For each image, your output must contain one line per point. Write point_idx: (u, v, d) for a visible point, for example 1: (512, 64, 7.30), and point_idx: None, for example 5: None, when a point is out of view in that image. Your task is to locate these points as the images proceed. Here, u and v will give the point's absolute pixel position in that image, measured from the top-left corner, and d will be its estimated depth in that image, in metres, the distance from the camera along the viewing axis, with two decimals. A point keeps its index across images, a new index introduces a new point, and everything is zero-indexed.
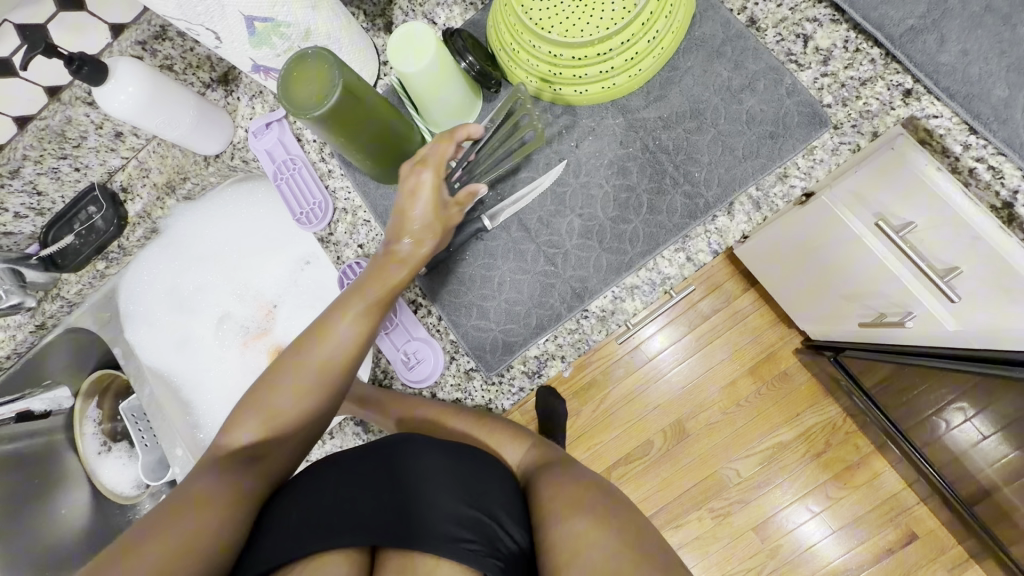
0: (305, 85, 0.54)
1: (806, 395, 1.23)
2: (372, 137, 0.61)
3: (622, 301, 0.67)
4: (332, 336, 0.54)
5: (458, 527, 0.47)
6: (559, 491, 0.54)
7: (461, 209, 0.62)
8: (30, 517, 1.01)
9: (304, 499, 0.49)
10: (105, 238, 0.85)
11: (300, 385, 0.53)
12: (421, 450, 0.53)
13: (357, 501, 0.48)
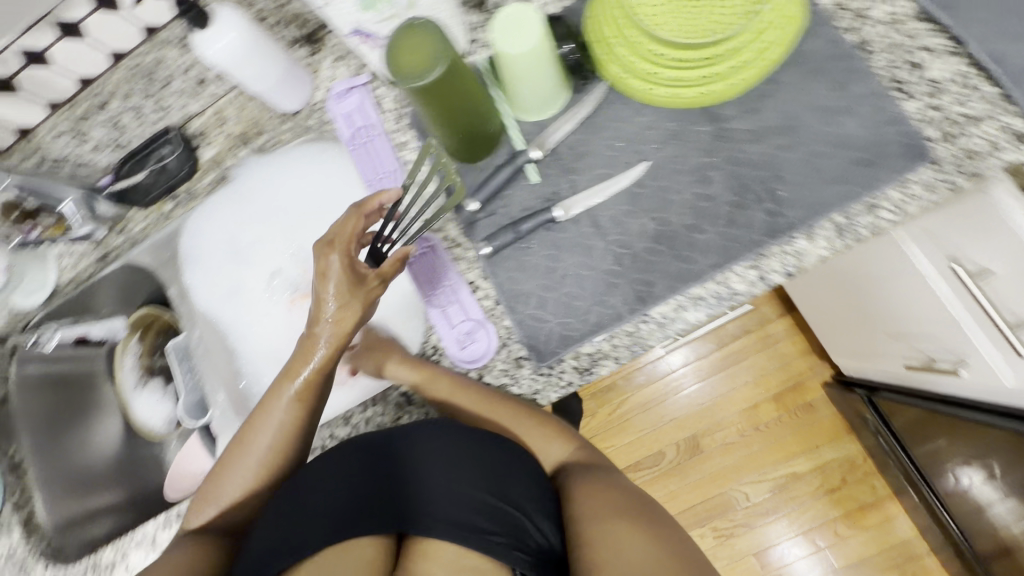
0: (408, 58, 0.57)
1: (826, 427, 1.55)
2: (466, 116, 0.64)
3: (685, 311, 0.65)
4: (267, 416, 0.67)
5: (479, 519, 0.54)
6: (597, 498, 0.60)
7: (386, 279, 0.65)
8: (68, 439, 1.04)
9: (348, 485, 0.59)
10: (176, 180, 0.87)
11: (253, 459, 0.67)
12: (442, 448, 0.61)
13: (389, 493, 0.57)
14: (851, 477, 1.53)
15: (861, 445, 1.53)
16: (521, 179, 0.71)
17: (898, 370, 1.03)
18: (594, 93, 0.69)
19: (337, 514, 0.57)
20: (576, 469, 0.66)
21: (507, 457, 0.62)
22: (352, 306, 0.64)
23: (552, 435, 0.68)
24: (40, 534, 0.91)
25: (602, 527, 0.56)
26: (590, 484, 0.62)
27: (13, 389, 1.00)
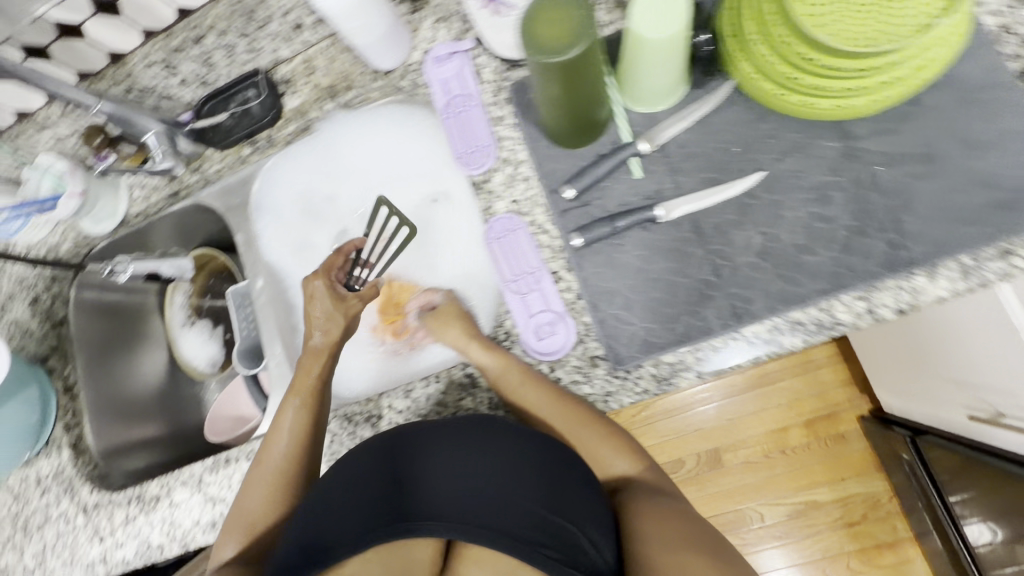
0: (550, 26, 0.50)
1: (853, 460, 1.53)
2: (569, 96, 0.60)
3: (781, 334, 0.62)
4: (278, 426, 0.72)
5: (535, 533, 0.55)
6: (656, 522, 0.60)
7: (362, 299, 0.79)
8: (117, 367, 1.05)
9: (399, 481, 0.60)
10: (259, 125, 0.85)
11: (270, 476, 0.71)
12: (496, 453, 0.61)
13: (440, 498, 0.58)
14: (873, 515, 1.50)
15: (889, 484, 1.50)
16: (622, 172, 0.68)
17: (962, 418, 1.00)
18: (717, 91, 0.65)
19: (392, 508, 0.58)
20: (640, 489, 0.66)
21: (562, 467, 0.62)
22: (341, 322, 0.77)
23: (612, 448, 0.68)
24: (88, 456, 0.93)
25: (661, 548, 0.57)
26: (647, 505, 0.63)
27: (71, 313, 1.00)
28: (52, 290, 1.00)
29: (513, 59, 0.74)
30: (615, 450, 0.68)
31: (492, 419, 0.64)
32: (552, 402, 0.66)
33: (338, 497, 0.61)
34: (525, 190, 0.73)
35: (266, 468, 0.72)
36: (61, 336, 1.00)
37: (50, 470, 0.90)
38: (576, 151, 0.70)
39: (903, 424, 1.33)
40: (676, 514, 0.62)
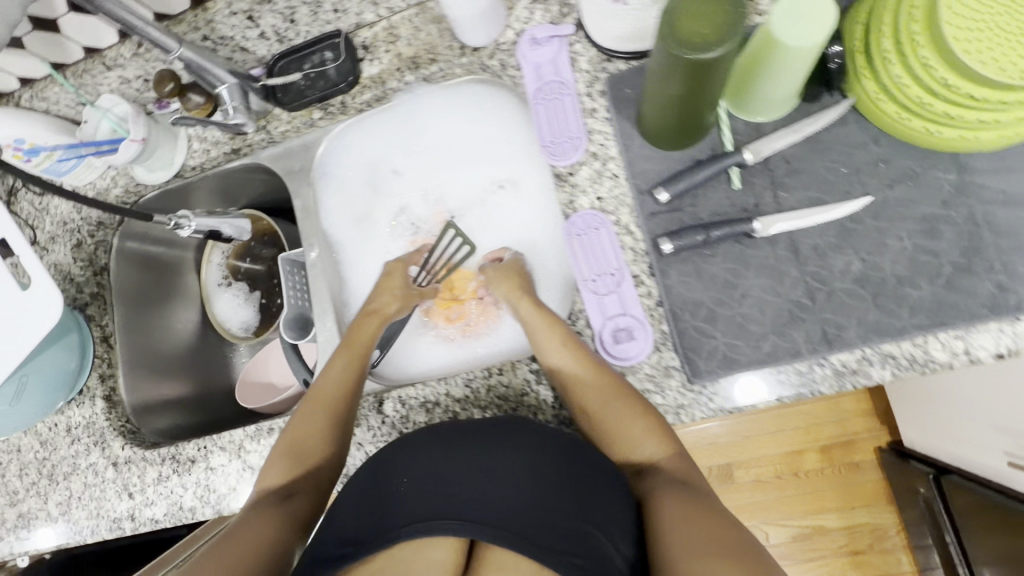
0: (695, 23, 0.47)
1: (866, 492, 1.53)
2: (679, 96, 0.57)
3: (869, 364, 0.60)
4: (329, 370, 0.73)
5: (563, 538, 0.52)
6: (683, 514, 0.56)
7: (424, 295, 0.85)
8: (150, 320, 1.01)
9: (415, 475, 0.58)
10: (334, 90, 0.82)
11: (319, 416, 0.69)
12: (520, 454, 0.59)
13: (461, 489, 0.55)
14: (878, 545, 1.50)
15: (897, 517, 1.50)
16: (720, 181, 0.66)
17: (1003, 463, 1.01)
18: (832, 108, 0.62)
19: (410, 506, 0.55)
20: (669, 475, 0.62)
21: (589, 474, 0.59)
22: (406, 300, 0.82)
23: (639, 431, 0.63)
24: (121, 409, 0.91)
25: (689, 547, 0.53)
26: (672, 498, 0.59)
27: (113, 261, 0.98)
28: (96, 237, 0.96)
29: (614, 51, 0.71)
30: (643, 433, 0.63)
31: (519, 420, 0.64)
32: (597, 374, 0.64)
33: (361, 498, 0.59)
34: (611, 188, 0.70)
35: (312, 403, 0.70)
36: (102, 284, 0.97)
37: (82, 420, 0.88)
38: (670, 153, 0.68)
39: (921, 460, 1.33)
40: (705, 509, 0.57)
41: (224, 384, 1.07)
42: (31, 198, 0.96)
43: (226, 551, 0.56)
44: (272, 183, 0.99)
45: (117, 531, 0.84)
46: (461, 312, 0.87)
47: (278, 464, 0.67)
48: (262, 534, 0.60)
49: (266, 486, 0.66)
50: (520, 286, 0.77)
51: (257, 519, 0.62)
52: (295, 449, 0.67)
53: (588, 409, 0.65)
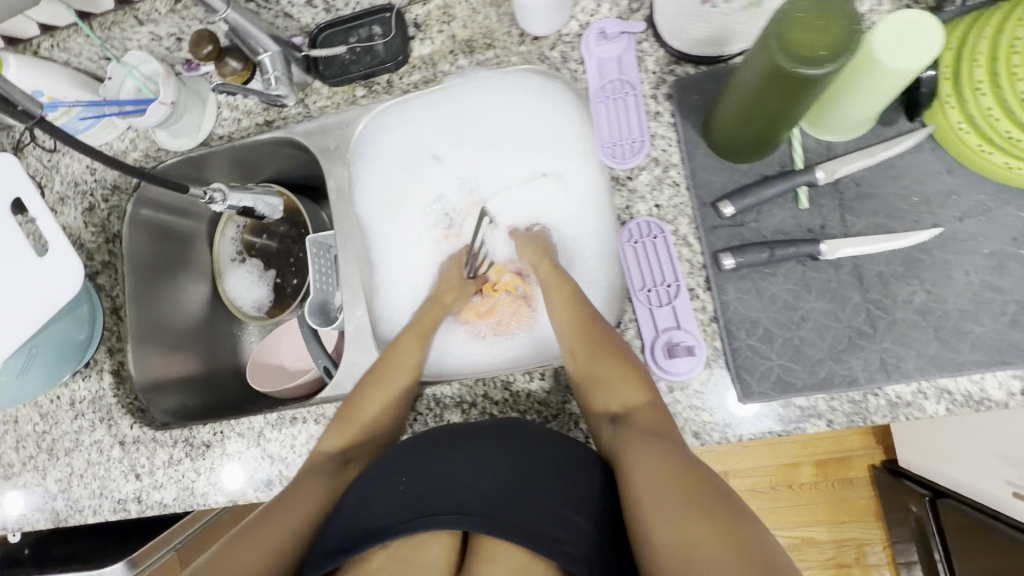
0: (808, 34, 0.46)
1: (857, 508, 1.54)
2: (752, 109, 0.55)
3: (924, 397, 0.60)
4: (397, 353, 0.75)
5: (551, 530, 0.52)
6: (654, 465, 0.54)
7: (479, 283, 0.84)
8: (160, 291, 0.97)
9: (405, 475, 0.59)
10: (382, 68, 0.78)
11: (386, 392, 0.71)
12: (514, 454, 0.59)
13: (456, 486, 0.56)
14: (864, 560, 1.53)
15: (885, 535, 1.52)
16: (786, 199, 0.64)
17: (1006, 492, 1.03)
18: (911, 135, 0.61)
19: (404, 503, 0.56)
20: (643, 420, 0.60)
21: (576, 469, 0.59)
22: (463, 290, 0.83)
23: (615, 379, 0.63)
24: (129, 385, 0.86)
25: (650, 502, 0.51)
26: (635, 448, 0.57)
27: (126, 229, 0.93)
28: (110, 201, 0.91)
29: (685, 54, 0.69)
30: (620, 381, 0.63)
31: (513, 423, 0.65)
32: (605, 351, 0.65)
33: (360, 497, 0.59)
34: (671, 196, 0.68)
35: (373, 380, 0.72)
36: (113, 252, 0.91)
37: (87, 394, 0.84)
38: (736, 165, 0.66)
39: (916, 481, 1.36)
40: (673, 461, 0.54)
41: (233, 364, 1.03)
42: (40, 154, 0.90)
43: (272, 525, 0.61)
44: (301, 160, 0.95)
45: (121, 513, 0.80)
46: (489, 305, 0.84)
47: (339, 430, 0.70)
48: (309, 500, 0.64)
49: (324, 449, 0.69)
50: (535, 256, 0.78)
51: (308, 484, 0.65)
52: (354, 418, 0.70)
53: (577, 358, 0.66)
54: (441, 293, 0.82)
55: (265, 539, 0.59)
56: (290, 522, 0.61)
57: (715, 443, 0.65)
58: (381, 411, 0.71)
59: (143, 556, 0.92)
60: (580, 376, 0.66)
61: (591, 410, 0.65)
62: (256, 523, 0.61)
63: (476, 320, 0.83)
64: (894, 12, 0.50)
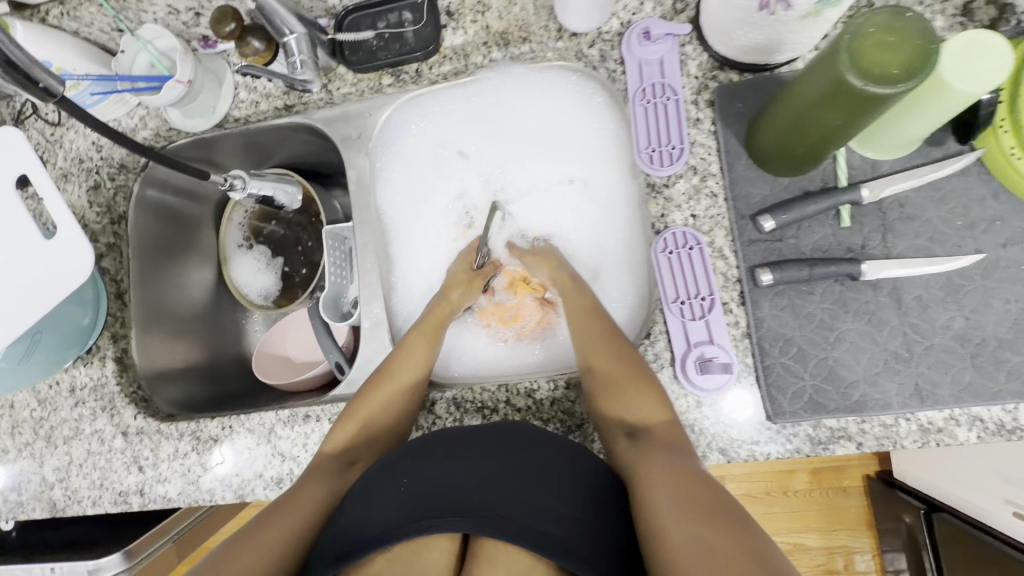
0: (877, 51, 0.44)
1: (848, 518, 1.49)
2: (799, 119, 0.53)
3: (956, 425, 0.59)
4: (401, 354, 0.72)
5: (558, 531, 0.50)
6: (670, 476, 0.53)
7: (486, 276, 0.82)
8: (165, 274, 0.94)
9: (412, 472, 0.56)
10: (411, 56, 0.74)
11: (391, 393, 0.69)
12: (524, 458, 0.57)
13: (460, 486, 0.54)
14: (852, 569, 1.48)
15: (876, 545, 1.47)
16: (827, 216, 0.63)
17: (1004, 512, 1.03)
18: (960, 158, 0.59)
19: (400, 504, 0.53)
20: (662, 436, 0.59)
21: (580, 471, 0.57)
22: (470, 286, 0.80)
23: (632, 388, 0.62)
24: (132, 373, 0.83)
25: (665, 513, 0.49)
26: (650, 464, 0.55)
27: (132, 211, 0.89)
28: (117, 181, 0.87)
29: (730, 61, 0.66)
30: (637, 394, 0.62)
31: (524, 425, 0.63)
32: (620, 356, 0.64)
33: (358, 496, 0.57)
34: (708, 207, 0.66)
35: (378, 380, 0.70)
36: (118, 234, 0.88)
37: (88, 382, 0.81)
38: (777, 179, 0.64)
39: (909, 492, 1.32)
40: (689, 476, 0.53)
41: (237, 353, 1.00)
42: (42, 127, 0.86)
43: (274, 526, 0.57)
44: (318, 147, 0.91)
45: (122, 506, 0.78)
46: (512, 309, 0.83)
47: (344, 427, 0.67)
48: (312, 506, 0.60)
49: (328, 450, 0.67)
50: (552, 269, 0.77)
51: (312, 484, 0.62)
52: (358, 413, 0.68)
53: (594, 366, 0.66)
54: (447, 288, 0.79)
55: (266, 540, 0.55)
56: (292, 524, 0.58)
57: (741, 461, 0.64)
58: (388, 411, 0.69)
59: (140, 547, 0.86)
60: (596, 385, 0.64)
61: (605, 423, 0.63)
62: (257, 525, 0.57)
63: (497, 323, 0.83)
64: (953, 35, 0.49)
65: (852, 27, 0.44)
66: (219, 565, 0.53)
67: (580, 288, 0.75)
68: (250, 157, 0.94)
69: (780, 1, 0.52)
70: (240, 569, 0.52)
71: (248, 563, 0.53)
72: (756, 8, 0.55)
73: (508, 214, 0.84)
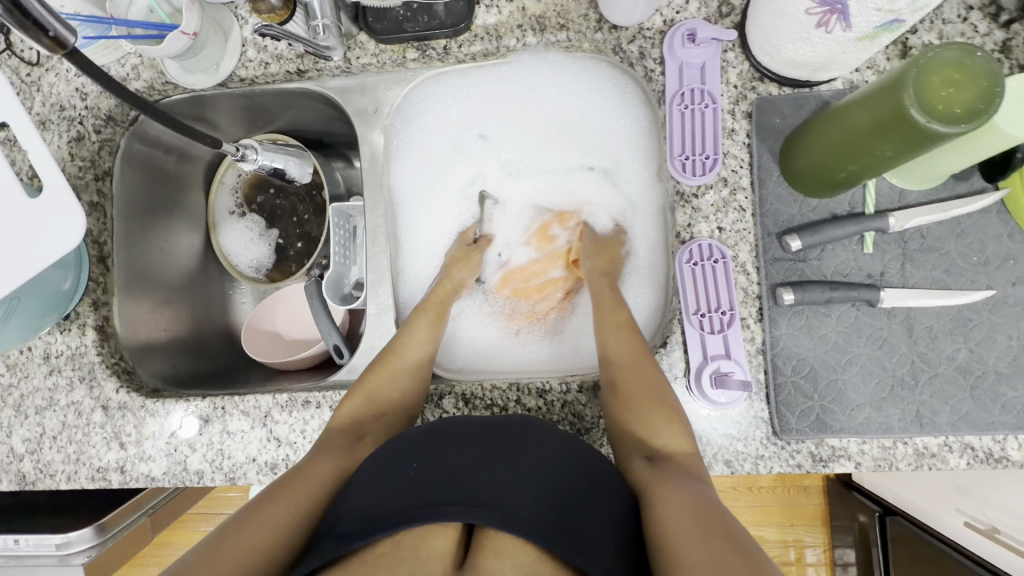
0: (942, 88, 0.44)
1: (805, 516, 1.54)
2: (845, 144, 0.54)
3: (949, 451, 0.62)
4: (416, 340, 0.71)
5: (576, 529, 0.49)
6: (686, 498, 0.53)
7: (479, 248, 0.81)
8: (152, 233, 0.88)
9: (425, 460, 0.54)
10: (440, 32, 0.70)
11: (400, 375, 0.68)
12: (540, 454, 0.56)
13: (476, 477, 0.52)
14: (803, 560, 1.52)
15: (826, 539, 1.51)
16: (851, 240, 0.63)
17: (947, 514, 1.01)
18: (984, 195, 0.61)
19: (412, 490, 0.51)
20: (675, 459, 0.59)
21: (593, 470, 0.57)
22: (469, 260, 0.80)
23: (653, 401, 0.62)
24: (115, 344, 0.78)
25: (679, 531, 0.49)
26: (665, 486, 0.55)
27: (118, 167, 0.82)
28: (103, 134, 0.79)
29: (771, 72, 0.65)
30: (654, 421, 0.61)
31: (529, 424, 0.61)
32: (638, 358, 0.65)
33: (369, 478, 0.55)
34: (735, 221, 0.66)
35: (386, 360, 0.69)
36: (102, 192, 0.80)
37: (65, 351, 0.75)
38: (805, 199, 0.64)
39: (861, 490, 1.34)
40: (700, 501, 0.52)
41: (223, 326, 0.95)
42: (17, 65, 0.77)
43: (279, 502, 0.55)
44: (327, 116, 0.86)
45: (99, 483, 0.74)
46: (540, 276, 0.82)
47: (351, 407, 0.66)
48: (319, 479, 0.58)
49: (335, 425, 0.65)
50: (609, 265, 0.75)
51: (318, 463, 0.60)
52: (365, 393, 0.67)
53: (621, 381, 0.64)
54: (451, 266, 0.78)
55: (270, 519, 0.53)
56: (294, 505, 0.55)
57: (744, 473, 0.65)
58: (401, 393, 0.67)
59: (113, 521, 0.82)
60: (618, 397, 0.63)
61: (625, 440, 0.62)
62: (255, 507, 0.55)
63: (519, 284, 0.82)
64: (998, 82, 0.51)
65: (920, 61, 0.44)
66: (219, 547, 0.50)
67: (615, 298, 0.72)
68: (249, 117, 0.88)
69: (842, 20, 0.50)
70: (246, 548, 0.51)
71: (251, 543, 0.51)
72: (812, 25, 0.53)
73: (499, 202, 0.84)
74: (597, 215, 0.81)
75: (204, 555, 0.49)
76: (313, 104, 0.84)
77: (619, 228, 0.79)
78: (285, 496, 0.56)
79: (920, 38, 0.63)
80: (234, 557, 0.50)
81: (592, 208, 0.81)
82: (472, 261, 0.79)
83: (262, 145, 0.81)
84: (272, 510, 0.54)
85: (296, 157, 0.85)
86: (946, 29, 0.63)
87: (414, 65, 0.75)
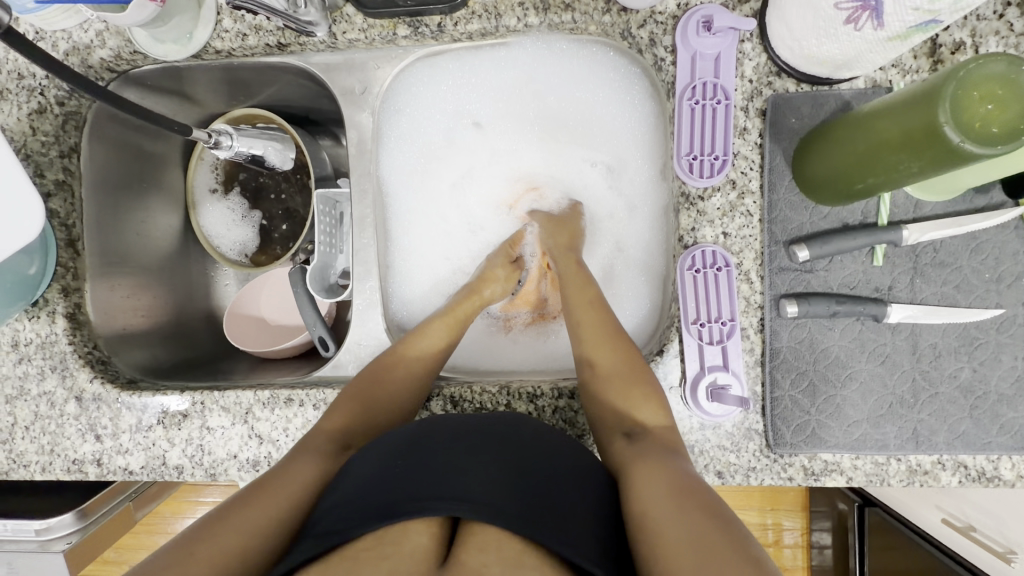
0: (981, 105, 0.41)
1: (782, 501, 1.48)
2: (869, 150, 0.51)
3: (942, 469, 0.61)
4: (425, 347, 0.68)
5: (560, 520, 0.46)
6: (670, 477, 0.51)
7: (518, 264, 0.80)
8: (127, 206, 0.83)
9: (407, 458, 0.51)
10: (434, 8, 0.64)
11: (399, 375, 0.65)
12: (520, 446, 0.53)
13: (461, 476, 0.48)
14: (780, 544, 1.36)
15: (805, 524, 1.35)
16: (861, 252, 0.61)
17: (916, 515, 0.99)
18: (1003, 211, 0.58)
19: (392, 487, 0.48)
20: (663, 441, 0.56)
21: (580, 464, 0.54)
22: (507, 280, 0.77)
23: (638, 395, 0.60)
24: (87, 333, 0.74)
25: (661, 512, 0.47)
26: (643, 466, 0.53)
27: (84, 143, 0.76)
28: (66, 106, 0.73)
29: (790, 67, 0.60)
30: (642, 399, 0.59)
31: (514, 423, 0.57)
32: (612, 350, 0.63)
33: (344, 482, 0.52)
34: (741, 226, 0.62)
35: (386, 362, 0.66)
36: (68, 170, 0.75)
37: (34, 339, 0.72)
38: (817, 207, 0.61)
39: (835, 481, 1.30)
40: (683, 479, 0.51)
41: (205, 310, 0.92)
42: None
43: (253, 507, 0.51)
44: (312, 93, 0.80)
45: (76, 474, 0.72)
46: (540, 292, 0.81)
47: (343, 408, 0.62)
48: (294, 485, 0.54)
49: (324, 429, 0.61)
50: (570, 240, 0.75)
51: (296, 466, 0.56)
52: (359, 397, 0.63)
53: (596, 367, 0.62)
54: (481, 283, 0.76)
55: (247, 521, 0.50)
56: (271, 508, 0.51)
57: (734, 484, 0.64)
58: (399, 394, 0.65)
59: (95, 505, 0.79)
60: (591, 384, 0.62)
61: (603, 419, 0.60)
62: (225, 511, 0.51)
63: (524, 304, 0.81)
64: None
65: (960, 73, 0.41)
66: (186, 550, 0.47)
67: (586, 283, 0.70)
68: (229, 91, 0.81)
69: (874, 17, 0.45)
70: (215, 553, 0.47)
71: (223, 550, 0.47)
72: (841, 21, 0.48)
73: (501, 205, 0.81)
74: (550, 195, 0.80)
75: (173, 559, 0.46)
76: (296, 80, 0.78)
77: (574, 204, 0.79)
78: (255, 497, 0.52)
79: (951, 35, 0.58)
80: (208, 561, 0.46)
81: (543, 190, 0.80)
82: (511, 276, 0.78)
83: (238, 130, 0.76)
84: (244, 516, 0.50)
85: (278, 143, 0.81)
86: (980, 25, 0.58)
87: (406, 42, 0.70)
